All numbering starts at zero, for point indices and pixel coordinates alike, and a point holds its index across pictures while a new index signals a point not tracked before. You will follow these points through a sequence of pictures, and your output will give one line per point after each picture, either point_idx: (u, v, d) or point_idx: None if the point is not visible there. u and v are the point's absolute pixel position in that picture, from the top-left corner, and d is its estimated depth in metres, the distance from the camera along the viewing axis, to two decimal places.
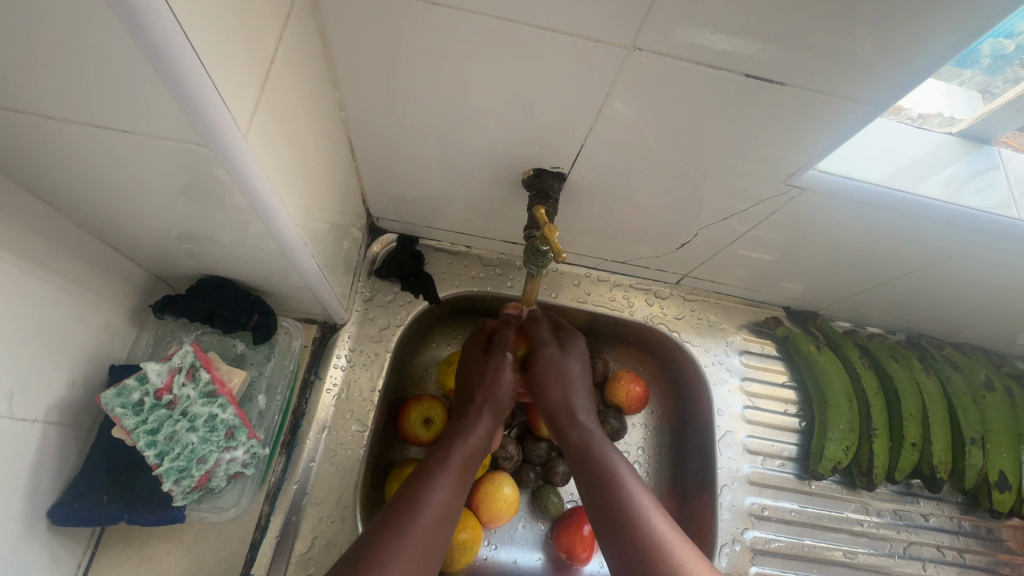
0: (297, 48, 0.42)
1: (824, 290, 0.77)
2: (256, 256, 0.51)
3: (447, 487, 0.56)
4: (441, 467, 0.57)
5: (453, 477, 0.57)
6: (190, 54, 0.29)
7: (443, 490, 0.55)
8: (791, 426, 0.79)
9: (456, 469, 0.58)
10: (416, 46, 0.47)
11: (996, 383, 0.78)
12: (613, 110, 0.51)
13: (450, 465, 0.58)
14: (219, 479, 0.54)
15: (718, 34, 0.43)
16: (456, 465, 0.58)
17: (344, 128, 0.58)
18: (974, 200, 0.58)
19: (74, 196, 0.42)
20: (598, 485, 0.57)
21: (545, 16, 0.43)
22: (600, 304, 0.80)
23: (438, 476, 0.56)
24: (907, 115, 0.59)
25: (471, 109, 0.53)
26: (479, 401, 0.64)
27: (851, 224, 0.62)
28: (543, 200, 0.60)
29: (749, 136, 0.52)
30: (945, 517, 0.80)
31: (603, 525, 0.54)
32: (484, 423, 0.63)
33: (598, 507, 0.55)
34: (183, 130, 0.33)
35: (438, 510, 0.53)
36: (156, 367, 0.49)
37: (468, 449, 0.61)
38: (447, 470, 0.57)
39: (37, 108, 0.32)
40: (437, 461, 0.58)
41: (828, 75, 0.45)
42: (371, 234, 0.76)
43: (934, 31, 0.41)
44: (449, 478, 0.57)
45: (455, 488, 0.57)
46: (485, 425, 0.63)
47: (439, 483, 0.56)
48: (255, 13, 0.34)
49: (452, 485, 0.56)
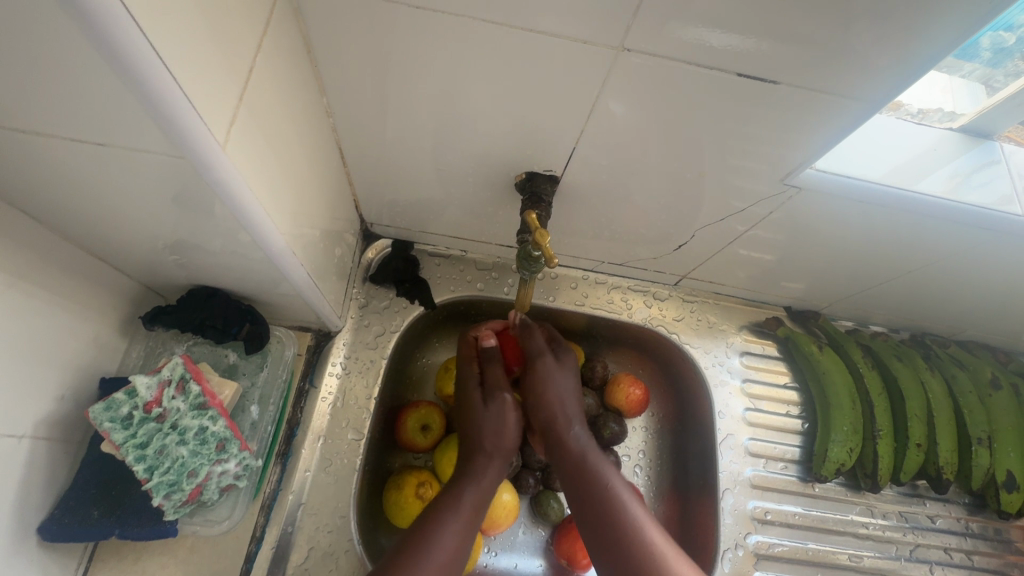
0: (279, 56, 0.42)
1: (826, 289, 0.76)
2: (246, 266, 0.50)
3: (454, 535, 0.52)
4: (452, 510, 0.54)
5: (466, 521, 0.54)
6: (158, 61, 0.28)
7: (455, 532, 0.53)
8: (794, 428, 0.78)
9: (470, 512, 0.55)
10: (401, 50, 0.47)
11: (1003, 381, 0.77)
12: (606, 110, 0.50)
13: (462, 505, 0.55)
14: (211, 492, 0.53)
15: (712, 29, 0.42)
16: (469, 505, 0.55)
17: (334, 134, 0.57)
18: (976, 197, 0.57)
19: (58, 208, 0.41)
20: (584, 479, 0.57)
21: (533, 17, 0.42)
22: (598, 307, 0.79)
23: (448, 521, 0.53)
24: (906, 111, 0.58)
25: (462, 112, 0.53)
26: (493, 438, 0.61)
27: (851, 221, 0.61)
28: (536, 204, 0.60)
29: (744, 134, 0.51)
30: (952, 518, 0.79)
31: (596, 542, 0.53)
32: (495, 463, 0.60)
33: (589, 532, 0.54)
34: (161, 144, 0.32)
35: (453, 558, 0.51)
36: (145, 380, 0.49)
37: (481, 491, 0.57)
38: (460, 514, 0.54)
39: (11, 123, 0.32)
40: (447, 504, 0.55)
41: (822, 74, 0.44)
42: (365, 240, 0.76)
43: (932, 24, 0.40)
44: (457, 518, 0.54)
45: (469, 530, 0.54)
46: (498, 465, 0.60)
47: (452, 528, 0.53)
48: (231, 20, 0.34)
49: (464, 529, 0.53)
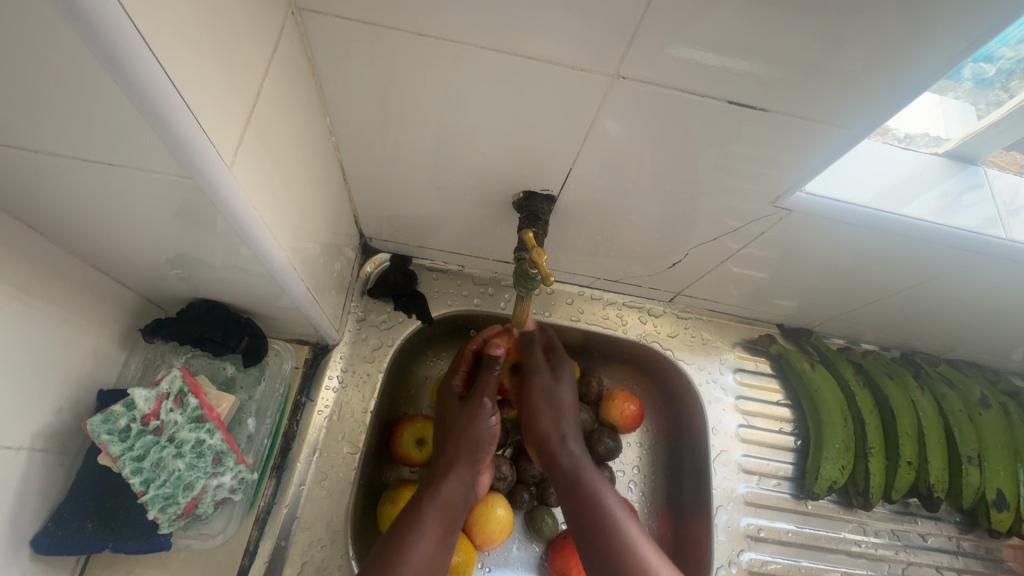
0: (286, 76, 0.43)
1: (817, 307, 0.77)
2: (247, 280, 0.51)
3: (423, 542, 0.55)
4: (416, 525, 0.56)
5: (431, 532, 0.56)
6: (169, 86, 0.29)
7: (420, 548, 0.54)
8: (787, 445, 0.79)
9: (435, 524, 0.57)
10: (403, 73, 0.48)
11: (991, 400, 0.78)
12: (602, 132, 0.52)
13: (427, 519, 0.57)
14: (206, 506, 0.53)
15: (704, 58, 0.43)
16: (433, 519, 0.57)
17: (336, 152, 0.59)
18: (959, 220, 0.59)
19: (63, 223, 0.42)
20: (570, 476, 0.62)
21: (531, 44, 0.44)
22: (593, 323, 0.80)
23: (415, 533, 0.55)
24: (893, 135, 0.60)
25: (462, 133, 0.54)
26: (457, 449, 0.64)
27: (840, 242, 0.62)
28: (533, 222, 0.61)
29: (737, 156, 0.53)
30: (944, 537, 0.79)
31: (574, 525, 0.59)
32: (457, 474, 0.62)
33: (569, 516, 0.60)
34: (169, 163, 0.33)
35: (416, 570, 0.53)
36: (144, 393, 0.49)
37: (444, 502, 0.60)
38: (424, 526, 0.56)
39: (26, 142, 0.33)
40: (411, 517, 0.57)
41: (810, 100, 0.46)
42: (364, 254, 0.77)
43: (914, 56, 0.41)
44: (424, 534, 0.56)
45: (434, 543, 0.56)
46: (461, 478, 0.62)
47: (417, 537, 0.55)
48: (241, 44, 0.35)
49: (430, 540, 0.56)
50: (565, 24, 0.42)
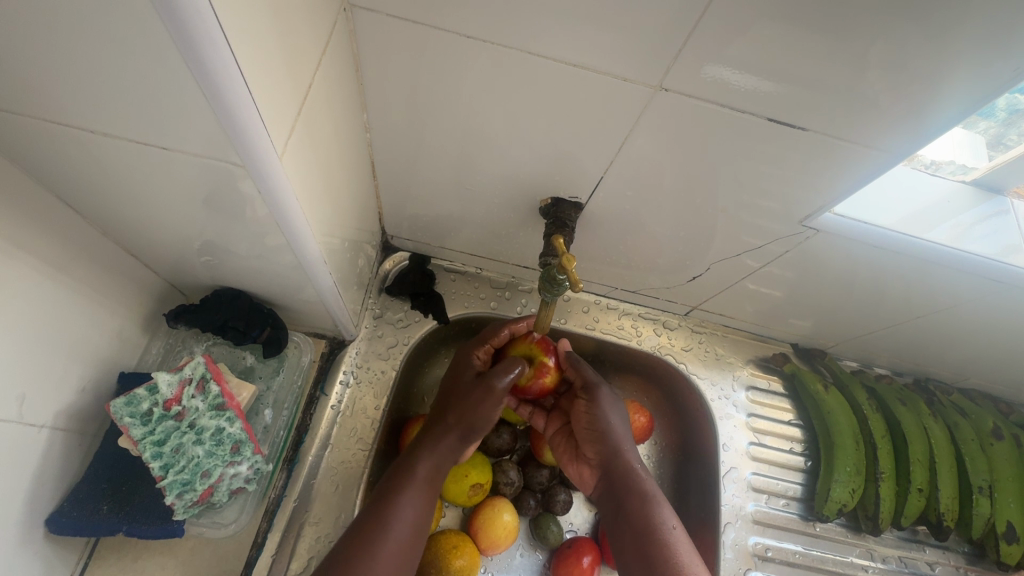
0: (332, 71, 0.43)
1: (832, 329, 0.77)
2: (275, 272, 0.51)
3: (411, 504, 0.55)
4: (407, 482, 0.56)
5: (418, 495, 0.56)
6: (237, 75, 0.29)
7: (409, 508, 0.55)
8: (797, 466, 0.79)
9: (422, 487, 0.57)
10: (442, 73, 0.48)
11: (1004, 431, 0.78)
12: (634, 144, 0.52)
13: (416, 479, 0.57)
14: (221, 494, 0.53)
15: (740, 77, 0.44)
16: (423, 479, 0.57)
17: (368, 149, 0.59)
18: (982, 247, 0.59)
19: (100, 203, 0.42)
20: (622, 481, 0.60)
21: (573, 53, 0.44)
22: (608, 332, 0.80)
23: (403, 494, 0.55)
24: (920, 162, 0.61)
25: (494, 137, 0.54)
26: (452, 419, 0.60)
27: (863, 266, 0.62)
28: (559, 228, 0.61)
29: (767, 174, 0.53)
30: (951, 567, 0.78)
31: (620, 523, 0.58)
32: (446, 438, 0.60)
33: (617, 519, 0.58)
34: (222, 149, 0.34)
35: (403, 531, 0.53)
36: (167, 378, 0.49)
37: (432, 464, 0.59)
38: (411, 489, 0.56)
39: (81, 122, 0.33)
40: (403, 476, 0.57)
41: (848, 123, 0.46)
42: (384, 252, 0.77)
43: (957, 87, 0.41)
44: (413, 494, 0.56)
45: (421, 502, 0.56)
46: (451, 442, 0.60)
47: (406, 499, 0.55)
48: (298, 38, 0.35)
49: (416, 501, 0.55)
50: (609, 35, 0.42)
